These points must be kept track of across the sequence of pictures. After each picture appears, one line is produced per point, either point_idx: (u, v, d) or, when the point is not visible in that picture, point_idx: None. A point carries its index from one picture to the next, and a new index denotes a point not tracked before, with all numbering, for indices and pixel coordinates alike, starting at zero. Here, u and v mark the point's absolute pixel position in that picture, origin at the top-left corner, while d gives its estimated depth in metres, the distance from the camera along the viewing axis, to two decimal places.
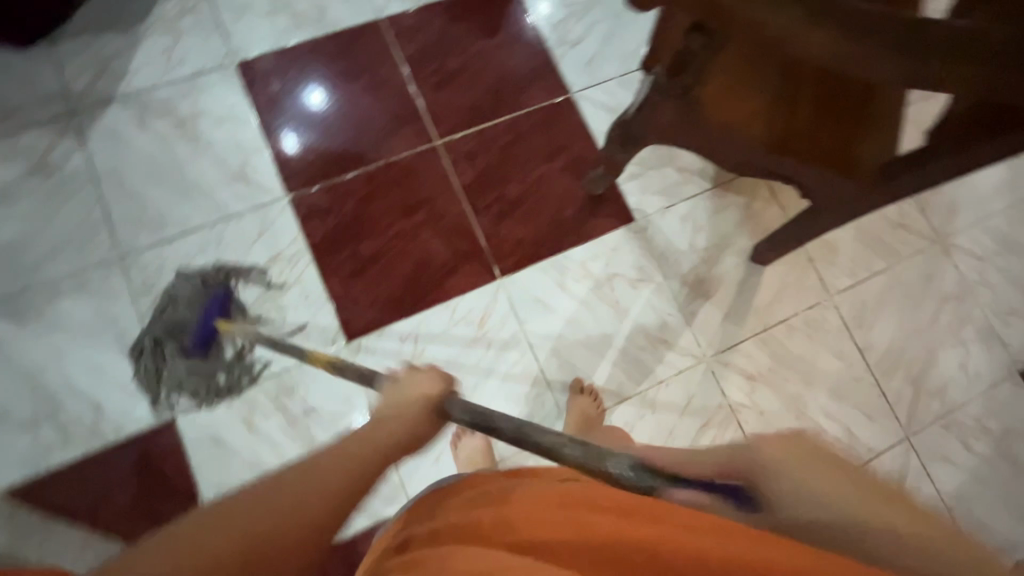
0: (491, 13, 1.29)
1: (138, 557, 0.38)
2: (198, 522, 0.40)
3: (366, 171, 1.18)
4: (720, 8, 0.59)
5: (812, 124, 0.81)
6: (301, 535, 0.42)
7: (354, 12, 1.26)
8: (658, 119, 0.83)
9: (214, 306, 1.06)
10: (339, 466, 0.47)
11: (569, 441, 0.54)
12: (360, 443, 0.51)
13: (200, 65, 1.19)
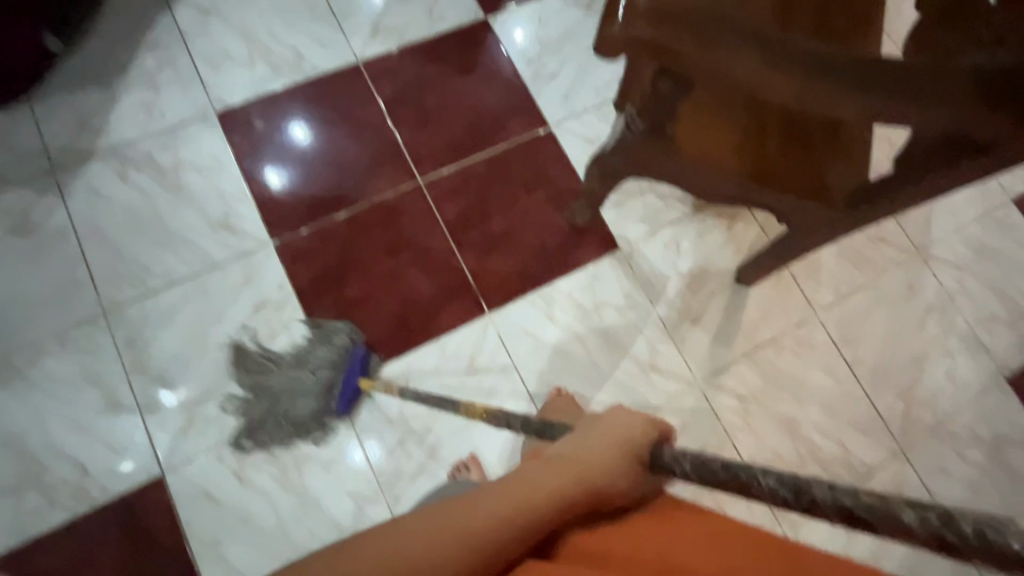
0: (466, 52, 1.32)
1: (418, 533, 0.46)
2: (454, 510, 0.48)
3: (350, 213, 1.18)
4: (686, 56, 0.62)
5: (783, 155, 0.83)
6: (525, 529, 0.48)
7: (332, 57, 1.28)
8: (633, 156, 0.85)
9: (356, 364, 1.07)
10: (507, 494, 0.49)
11: (824, 491, 0.42)
12: (537, 475, 0.51)
13: (181, 116, 1.20)
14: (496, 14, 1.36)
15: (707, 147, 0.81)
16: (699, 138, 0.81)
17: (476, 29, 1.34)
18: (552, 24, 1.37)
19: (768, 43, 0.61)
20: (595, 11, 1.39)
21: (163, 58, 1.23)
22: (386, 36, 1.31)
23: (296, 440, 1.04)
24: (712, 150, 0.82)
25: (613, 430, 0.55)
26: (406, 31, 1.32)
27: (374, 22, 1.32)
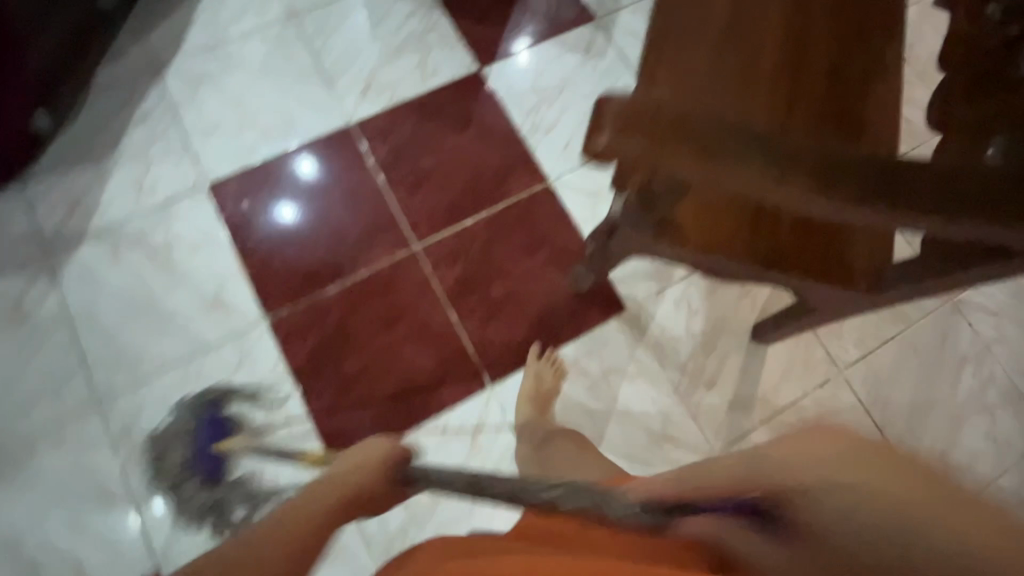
0: (461, 107, 1.28)
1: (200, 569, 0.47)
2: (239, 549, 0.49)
3: (347, 284, 1.15)
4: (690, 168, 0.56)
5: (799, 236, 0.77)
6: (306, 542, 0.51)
7: (324, 120, 1.25)
8: (635, 240, 0.80)
9: (205, 429, 1.03)
10: (329, 496, 0.56)
11: None
12: (339, 478, 0.59)
13: (171, 192, 1.17)
14: (492, 64, 1.32)
15: (706, 224, 0.76)
16: (706, 222, 0.76)
17: (471, 82, 1.30)
18: (550, 72, 1.33)
19: (779, 151, 0.55)
20: (594, 57, 1.34)
21: (155, 131, 1.21)
22: (378, 94, 1.28)
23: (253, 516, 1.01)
24: (718, 233, 0.76)
25: (367, 453, 0.64)
26: (399, 88, 1.28)
27: (367, 81, 1.28)
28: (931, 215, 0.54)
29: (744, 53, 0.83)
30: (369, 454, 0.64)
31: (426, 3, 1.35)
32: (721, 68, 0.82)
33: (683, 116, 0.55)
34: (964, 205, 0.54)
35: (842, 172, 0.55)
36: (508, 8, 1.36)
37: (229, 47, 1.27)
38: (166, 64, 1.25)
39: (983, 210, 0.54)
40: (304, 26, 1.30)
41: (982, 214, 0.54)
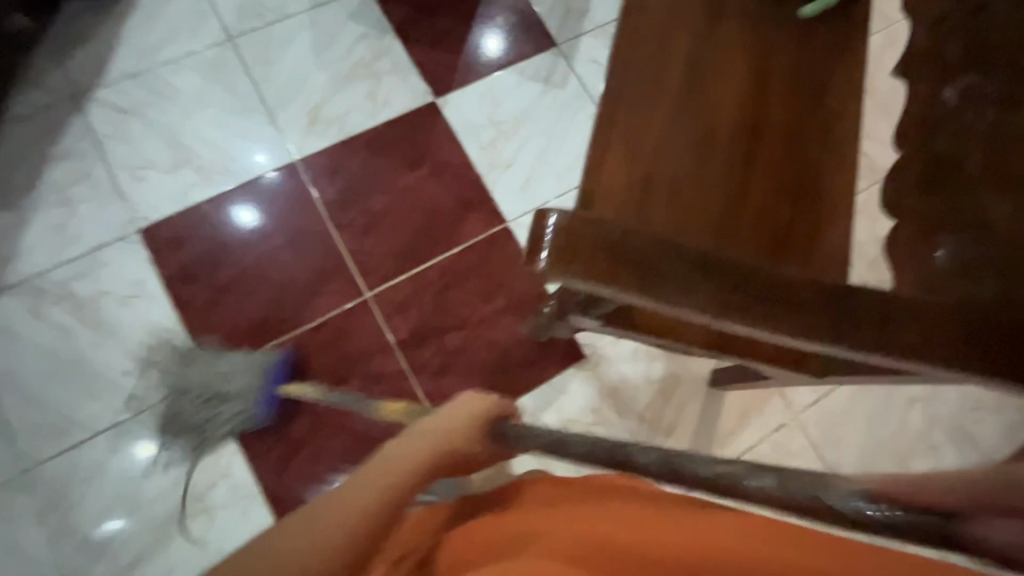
0: (415, 142, 1.21)
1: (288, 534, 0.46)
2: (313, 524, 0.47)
3: (295, 335, 1.10)
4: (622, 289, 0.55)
5: None
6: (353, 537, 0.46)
7: (266, 156, 1.17)
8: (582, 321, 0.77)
9: (277, 372, 1.05)
10: (384, 473, 0.50)
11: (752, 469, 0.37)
12: (409, 449, 0.52)
13: (99, 238, 1.09)
14: (447, 94, 1.25)
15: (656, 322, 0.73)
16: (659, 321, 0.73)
17: (425, 113, 1.23)
18: (509, 103, 1.26)
19: (715, 272, 0.54)
20: (555, 86, 1.29)
21: (78, 169, 1.12)
22: (325, 128, 1.20)
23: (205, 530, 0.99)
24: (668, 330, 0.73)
25: (457, 413, 0.55)
26: (347, 120, 1.21)
27: (312, 112, 1.21)
28: (866, 343, 0.52)
29: (696, 143, 0.83)
30: (445, 421, 0.54)
31: (376, 26, 1.27)
32: (672, 157, 0.82)
33: (621, 237, 0.55)
34: (900, 331, 0.52)
35: (778, 299, 0.53)
36: (463, 33, 1.29)
37: (160, 76, 1.18)
38: (88, 94, 1.15)
39: (919, 336, 0.52)
40: (243, 52, 1.22)
41: (916, 341, 0.52)
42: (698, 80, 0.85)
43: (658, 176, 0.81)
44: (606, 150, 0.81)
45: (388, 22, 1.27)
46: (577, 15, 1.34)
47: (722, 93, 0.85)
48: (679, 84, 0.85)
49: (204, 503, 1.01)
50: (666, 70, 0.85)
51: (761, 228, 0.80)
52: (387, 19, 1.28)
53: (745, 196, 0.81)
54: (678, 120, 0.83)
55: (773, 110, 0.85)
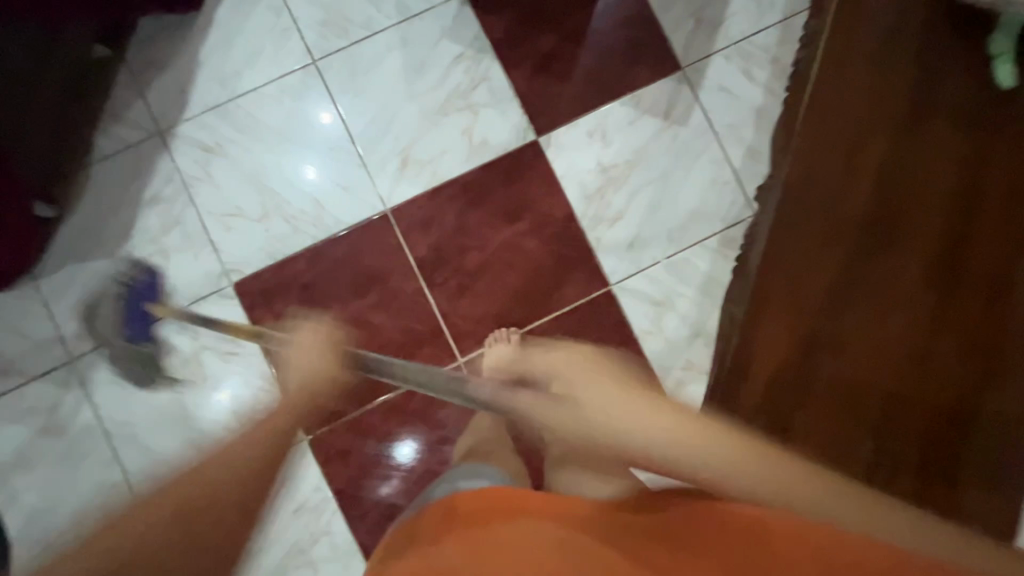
0: (514, 189, 1.10)
1: None
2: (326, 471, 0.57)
3: (384, 399, 1.06)
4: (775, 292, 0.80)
5: (841, 355, 0.73)
6: None
7: (356, 205, 1.09)
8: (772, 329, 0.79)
9: (145, 290, 1.05)
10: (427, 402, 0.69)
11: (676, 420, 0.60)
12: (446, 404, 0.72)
13: (195, 291, 1.07)
14: (552, 131, 1.10)
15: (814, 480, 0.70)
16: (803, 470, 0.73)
17: (526, 155, 1.10)
18: (620, 143, 1.10)
19: (832, 284, 0.74)
20: (675, 121, 1.11)
21: (168, 217, 1.08)
22: (417, 171, 1.09)
23: (249, 528, 1.04)
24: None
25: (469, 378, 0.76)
26: (438, 162, 1.10)
27: (403, 153, 1.10)
28: (815, 354, 0.74)
29: (861, 286, 0.73)
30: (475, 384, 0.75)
31: (473, 44, 1.11)
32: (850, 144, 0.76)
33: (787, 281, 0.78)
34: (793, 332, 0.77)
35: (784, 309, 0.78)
36: (571, 51, 1.11)
37: (241, 110, 1.09)
38: (171, 131, 1.09)
39: (828, 330, 0.73)
40: (329, 77, 1.10)
41: (806, 338, 0.74)
42: (883, 205, 0.73)
43: (860, 173, 0.75)
44: (769, 289, 0.81)
45: (487, 39, 1.11)
46: (710, 28, 1.12)
47: (910, 222, 0.72)
48: (868, 211, 0.74)
49: (308, 558, 1.03)
50: (852, 194, 0.75)
51: (859, 232, 0.74)
52: (487, 34, 1.11)
53: (931, 358, 0.69)
54: (871, 159, 0.75)
55: (978, 239, 0.69)
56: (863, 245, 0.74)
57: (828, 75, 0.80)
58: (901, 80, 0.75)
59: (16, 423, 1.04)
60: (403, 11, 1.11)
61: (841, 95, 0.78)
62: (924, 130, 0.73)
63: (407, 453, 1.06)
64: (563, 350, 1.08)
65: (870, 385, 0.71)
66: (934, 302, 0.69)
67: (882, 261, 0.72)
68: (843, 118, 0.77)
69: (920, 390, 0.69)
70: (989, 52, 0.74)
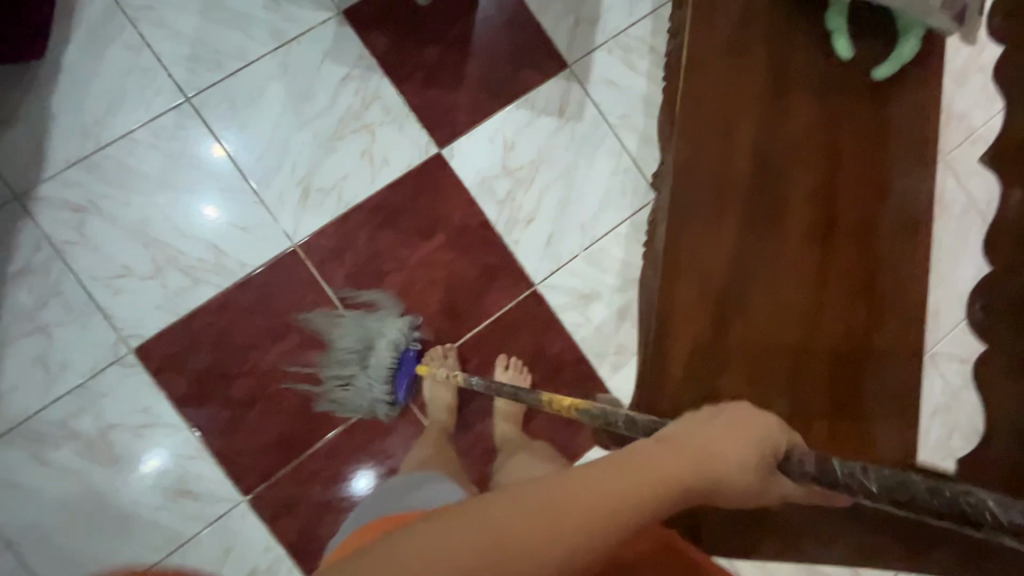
0: (424, 205, 1.08)
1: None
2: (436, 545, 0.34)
3: (325, 441, 1.01)
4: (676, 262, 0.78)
5: (750, 317, 0.77)
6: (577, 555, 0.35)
7: (258, 246, 1.03)
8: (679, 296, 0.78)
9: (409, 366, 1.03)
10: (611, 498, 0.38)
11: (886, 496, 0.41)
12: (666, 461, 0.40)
13: (90, 365, 0.97)
14: (453, 142, 1.10)
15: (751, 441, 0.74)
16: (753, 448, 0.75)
17: (430, 170, 1.09)
18: (522, 145, 1.12)
19: (735, 249, 0.77)
20: (571, 118, 1.14)
21: (43, 289, 0.97)
22: (320, 200, 1.05)
23: None
24: None
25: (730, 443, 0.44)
26: (340, 189, 1.06)
27: (302, 184, 1.05)
28: (728, 322, 0.77)
29: (756, 248, 0.77)
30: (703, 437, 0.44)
31: (359, 64, 1.08)
32: (723, 112, 0.78)
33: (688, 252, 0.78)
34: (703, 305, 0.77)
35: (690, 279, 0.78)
36: (459, 60, 1.11)
37: (109, 160, 1.00)
38: (29, 193, 0.98)
39: (733, 296, 0.77)
40: (207, 115, 1.03)
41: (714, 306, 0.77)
42: (762, 176, 0.78)
43: (738, 141, 0.78)
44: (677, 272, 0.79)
45: (372, 57, 1.08)
46: (588, 25, 1.16)
47: (785, 187, 0.78)
48: (748, 185, 0.78)
49: None
50: (733, 171, 0.78)
51: (745, 199, 0.77)
52: (371, 51, 1.08)
53: (819, 311, 0.77)
54: (745, 127, 0.78)
55: (841, 202, 0.78)
56: (752, 210, 0.77)
57: (696, 40, 0.79)
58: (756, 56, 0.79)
59: None
60: (279, 37, 1.06)
61: (708, 61, 0.78)
62: (782, 100, 0.79)
63: (360, 487, 1.01)
64: (501, 355, 1.08)
65: (778, 341, 0.77)
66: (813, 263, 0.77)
67: (769, 225, 0.77)
68: (711, 84, 0.78)
69: (818, 340, 0.77)
70: (826, 28, 0.80)
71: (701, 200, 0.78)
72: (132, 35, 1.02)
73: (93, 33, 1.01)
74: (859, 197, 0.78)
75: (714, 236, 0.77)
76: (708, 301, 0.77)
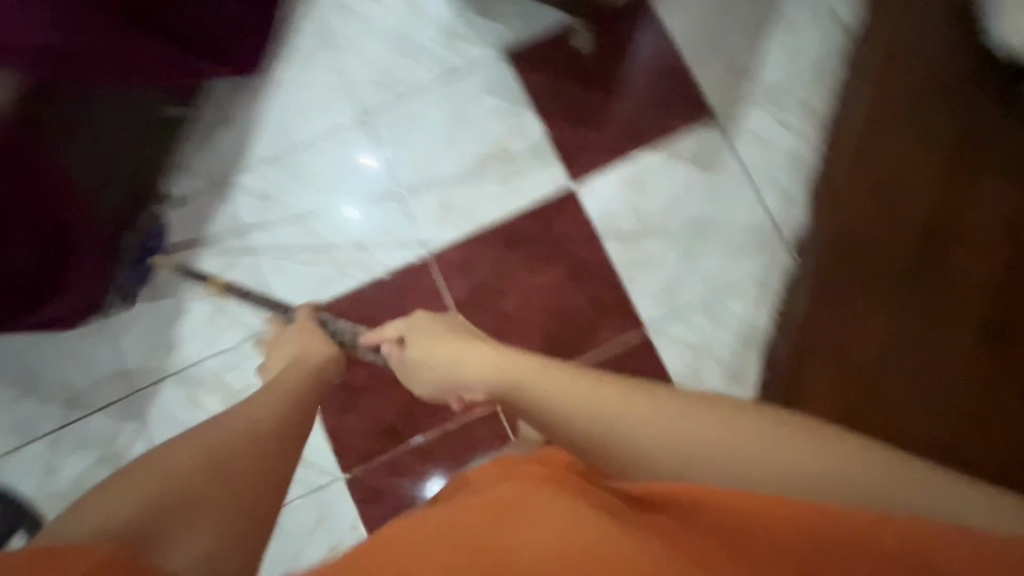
0: (550, 235, 1.13)
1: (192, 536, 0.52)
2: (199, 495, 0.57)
3: (420, 440, 1.08)
4: (824, 323, 0.87)
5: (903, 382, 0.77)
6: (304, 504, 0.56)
7: (397, 251, 1.14)
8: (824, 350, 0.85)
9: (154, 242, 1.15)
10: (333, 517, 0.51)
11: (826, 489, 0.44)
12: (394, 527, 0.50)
13: (246, 330, 1.13)
14: (587, 179, 1.14)
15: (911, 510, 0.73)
16: None
17: (561, 203, 1.13)
18: (654, 191, 1.13)
19: (897, 315, 0.78)
20: (709, 169, 1.12)
21: (226, 260, 1.15)
22: (457, 218, 1.14)
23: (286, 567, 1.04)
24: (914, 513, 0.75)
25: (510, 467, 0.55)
26: (476, 209, 1.14)
27: (445, 201, 1.15)
28: (877, 383, 0.78)
29: (918, 315, 0.77)
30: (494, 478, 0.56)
31: (512, 99, 1.17)
32: (891, 182, 0.83)
33: (839, 312, 0.85)
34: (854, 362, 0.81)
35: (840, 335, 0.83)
36: (606, 103, 1.15)
37: (295, 161, 1.18)
38: (232, 180, 1.18)
39: (883, 357, 0.78)
40: (377, 131, 1.18)
41: (860, 362, 0.80)
42: (934, 247, 0.78)
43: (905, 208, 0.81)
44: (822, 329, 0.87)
45: (525, 94, 1.17)
46: (743, 80, 1.14)
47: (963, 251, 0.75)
48: (916, 255, 0.79)
49: None
50: (894, 238, 0.81)
51: (910, 266, 0.79)
52: (524, 87, 1.17)
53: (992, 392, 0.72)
54: (916, 192, 0.80)
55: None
56: (917, 277, 0.78)
57: (873, 118, 0.87)
58: (929, 126, 0.82)
59: (78, 453, 1.11)
60: (448, 69, 1.18)
61: (881, 132, 0.85)
62: (972, 176, 0.77)
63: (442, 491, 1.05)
64: None
65: (940, 407, 0.74)
66: (991, 342, 0.72)
67: (939, 290, 0.76)
68: (882, 154, 0.84)
69: (997, 416, 0.70)
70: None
71: (864, 264, 0.84)
72: (332, 59, 1.20)
73: (304, 56, 1.21)
74: None
75: (868, 297, 0.82)
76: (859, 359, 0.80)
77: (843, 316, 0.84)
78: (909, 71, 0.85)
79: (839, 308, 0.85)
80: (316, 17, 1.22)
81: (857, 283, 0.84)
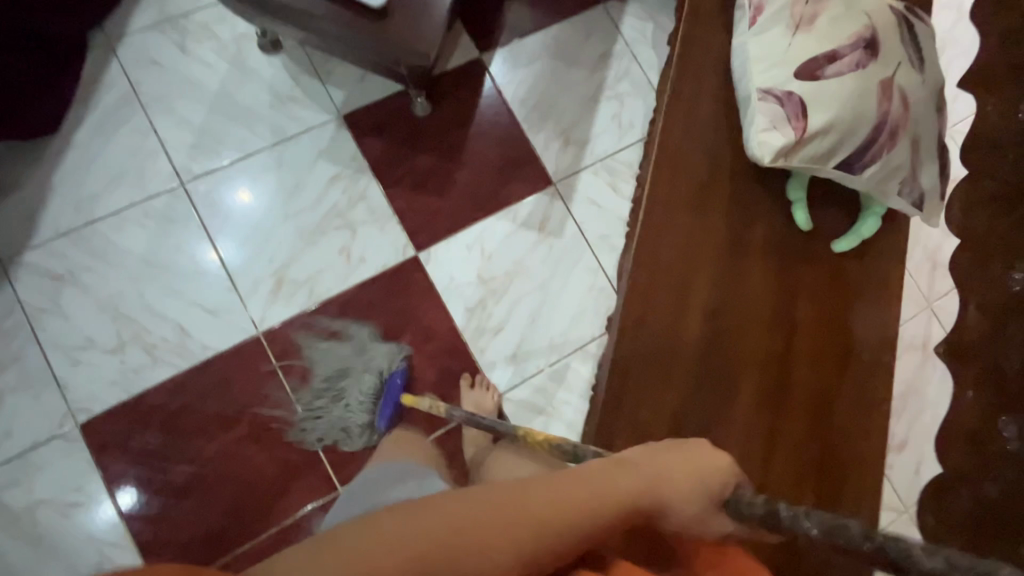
0: (394, 306, 1.09)
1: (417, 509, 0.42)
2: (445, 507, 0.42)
3: (254, 541, 0.97)
4: (642, 349, 0.83)
5: (700, 399, 0.81)
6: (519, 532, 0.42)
7: (223, 330, 1.04)
8: (628, 366, 0.83)
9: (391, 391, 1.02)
10: (562, 490, 0.45)
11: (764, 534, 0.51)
12: (617, 483, 0.47)
13: (34, 435, 0.96)
14: (431, 246, 1.12)
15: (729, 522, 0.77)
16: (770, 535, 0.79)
17: (405, 271, 1.11)
18: (499, 256, 1.14)
19: (705, 336, 0.82)
20: (551, 233, 1.16)
21: (6, 353, 0.98)
22: (293, 291, 1.07)
23: None
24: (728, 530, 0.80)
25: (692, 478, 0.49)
26: (312, 280, 1.08)
27: (278, 274, 1.07)
28: (688, 400, 0.81)
29: (721, 337, 0.82)
30: (675, 466, 0.49)
31: (350, 164, 1.13)
32: (687, 204, 0.85)
33: (651, 335, 0.83)
34: (666, 385, 0.82)
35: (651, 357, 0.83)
36: (449, 169, 1.16)
37: (99, 233, 1.04)
38: (13, 259, 1.01)
39: (689, 377, 0.81)
40: (195, 200, 1.08)
41: (670, 384, 0.81)
42: (720, 296, 0.83)
43: (700, 228, 0.85)
44: (639, 352, 0.83)
45: (363, 159, 1.13)
46: (577, 147, 1.20)
47: (749, 278, 0.84)
48: (699, 348, 0.82)
49: None
50: (695, 259, 0.84)
51: (711, 289, 0.83)
52: (365, 154, 1.13)
53: (772, 460, 0.80)
54: (710, 216, 0.85)
55: (802, 293, 0.84)
56: (717, 299, 0.83)
57: (670, 146, 0.87)
58: (711, 155, 0.87)
59: None
60: (278, 133, 1.12)
61: (674, 153, 0.87)
62: (743, 235, 0.85)
63: None
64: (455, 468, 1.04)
65: (736, 422, 0.81)
66: (768, 394, 0.81)
67: (735, 313, 0.83)
68: (674, 173, 0.86)
69: (787, 420, 0.81)
70: None
71: (664, 281, 0.84)
72: (141, 120, 1.09)
73: (105, 116, 1.08)
74: (822, 285, 0.85)
75: (672, 321, 0.83)
76: (667, 380, 0.82)
77: (648, 338, 0.83)
78: (702, 108, 0.88)
79: (650, 330, 0.83)
80: (122, 73, 1.10)
81: (658, 302, 0.84)
